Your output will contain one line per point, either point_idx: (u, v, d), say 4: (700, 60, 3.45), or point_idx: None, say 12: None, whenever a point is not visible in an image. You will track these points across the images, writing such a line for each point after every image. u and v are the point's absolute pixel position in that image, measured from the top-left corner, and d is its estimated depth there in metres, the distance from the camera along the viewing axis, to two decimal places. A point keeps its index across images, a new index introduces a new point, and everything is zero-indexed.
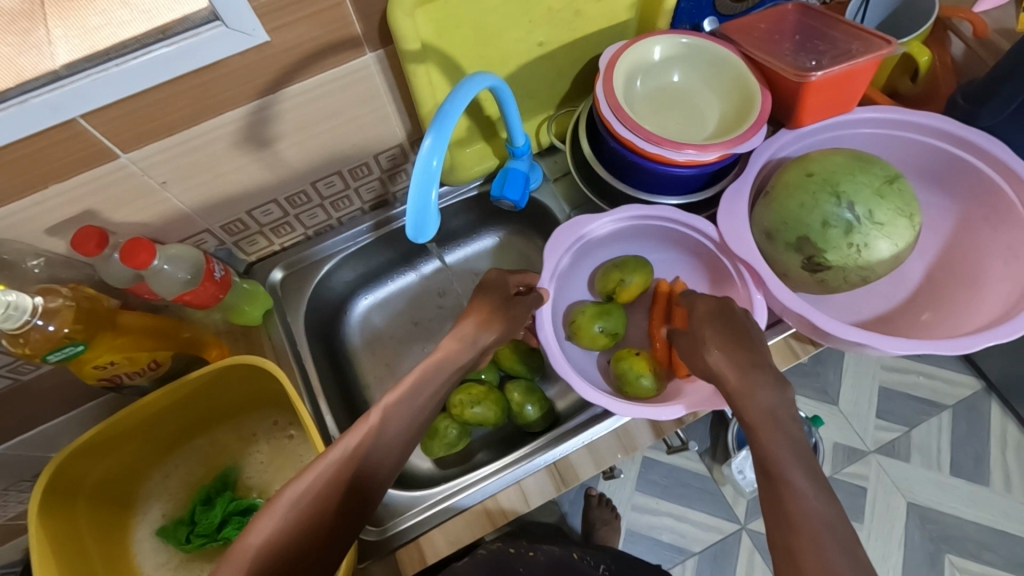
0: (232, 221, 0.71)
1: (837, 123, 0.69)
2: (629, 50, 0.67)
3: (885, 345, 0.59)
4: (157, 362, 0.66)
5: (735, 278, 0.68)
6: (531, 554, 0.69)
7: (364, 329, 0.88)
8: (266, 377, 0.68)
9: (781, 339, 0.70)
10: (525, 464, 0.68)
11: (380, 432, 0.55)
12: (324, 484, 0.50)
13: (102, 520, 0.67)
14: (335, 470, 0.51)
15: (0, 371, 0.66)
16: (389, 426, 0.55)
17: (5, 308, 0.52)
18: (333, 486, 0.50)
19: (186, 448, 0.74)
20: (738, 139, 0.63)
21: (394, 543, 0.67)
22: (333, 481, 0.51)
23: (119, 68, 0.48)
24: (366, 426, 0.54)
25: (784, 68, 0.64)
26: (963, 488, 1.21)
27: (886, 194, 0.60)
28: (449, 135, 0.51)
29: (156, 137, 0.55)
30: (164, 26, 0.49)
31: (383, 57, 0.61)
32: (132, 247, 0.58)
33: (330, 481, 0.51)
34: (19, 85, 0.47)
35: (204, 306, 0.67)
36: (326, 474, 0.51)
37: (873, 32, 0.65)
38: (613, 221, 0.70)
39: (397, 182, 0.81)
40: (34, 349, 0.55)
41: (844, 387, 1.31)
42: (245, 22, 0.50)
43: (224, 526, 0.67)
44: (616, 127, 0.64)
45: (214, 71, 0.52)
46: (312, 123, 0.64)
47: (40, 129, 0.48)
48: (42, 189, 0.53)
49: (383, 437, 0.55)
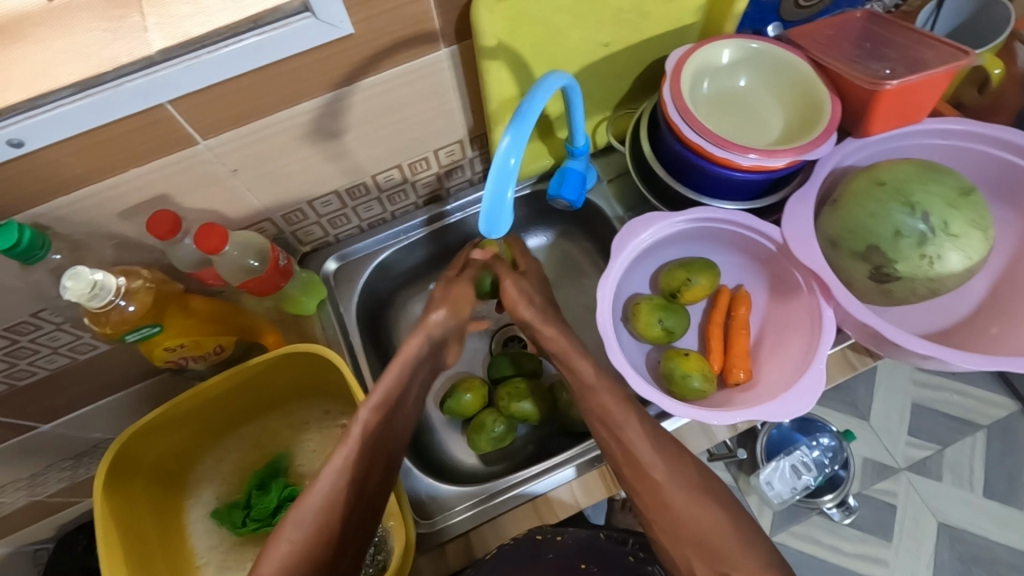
0: (291, 211, 0.71)
1: (905, 133, 0.68)
2: (697, 52, 0.67)
3: (953, 358, 0.57)
4: (221, 346, 0.67)
5: (802, 289, 0.67)
6: (557, 538, 0.63)
7: (407, 323, 0.88)
8: (325, 368, 0.69)
9: (837, 350, 0.70)
10: (576, 464, 0.68)
11: (368, 440, 0.57)
12: (325, 504, 0.54)
13: (158, 500, 0.68)
14: (332, 485, 0.55)
15: (60, 350, 0.67)
16: (373, 438, 0.58)
17: (92, 289, 0.51)
18: (336, 503, 0.54)
19: (238, 432, 0.74)
20: (809, 145, 0.62)
21: (443, 537, 0.67)
22: (333, 501, 0.54)
23: (210, 55, 0.48)
24: (350, 438, 0.57)
25: (857, 75, 0.63)
26: (996, 510, 1.19)
27: (960, 206, 0.59)
28: (529, 132, 0.50)
29: (231, 126, 0.56)
30: (256, 15, 0.50)
31: (456, 52, 0.62)
32: (205, 232, 0.59)
33: (334, 502, 0.54)
34: (114, 70, 0.48)
35: (264, 294, 0.69)
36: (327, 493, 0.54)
37: (948, 42, 0.64)
38: (678, 222, 0.70)
39: (452, 178, 0.81)
40: (114, 328, 0.57)
41: (876, 402, 1.29)
42: (333, 15, 0.50)
43: (277, 511, 0.68)
44: (683, 130, 0.64)
45: (295, 62, 0.53)
46: (378, 117, 0.64)
47: (129, 113, 0.49)
48: (121, 173, 0.55)
49: (376, 443, 0.58)
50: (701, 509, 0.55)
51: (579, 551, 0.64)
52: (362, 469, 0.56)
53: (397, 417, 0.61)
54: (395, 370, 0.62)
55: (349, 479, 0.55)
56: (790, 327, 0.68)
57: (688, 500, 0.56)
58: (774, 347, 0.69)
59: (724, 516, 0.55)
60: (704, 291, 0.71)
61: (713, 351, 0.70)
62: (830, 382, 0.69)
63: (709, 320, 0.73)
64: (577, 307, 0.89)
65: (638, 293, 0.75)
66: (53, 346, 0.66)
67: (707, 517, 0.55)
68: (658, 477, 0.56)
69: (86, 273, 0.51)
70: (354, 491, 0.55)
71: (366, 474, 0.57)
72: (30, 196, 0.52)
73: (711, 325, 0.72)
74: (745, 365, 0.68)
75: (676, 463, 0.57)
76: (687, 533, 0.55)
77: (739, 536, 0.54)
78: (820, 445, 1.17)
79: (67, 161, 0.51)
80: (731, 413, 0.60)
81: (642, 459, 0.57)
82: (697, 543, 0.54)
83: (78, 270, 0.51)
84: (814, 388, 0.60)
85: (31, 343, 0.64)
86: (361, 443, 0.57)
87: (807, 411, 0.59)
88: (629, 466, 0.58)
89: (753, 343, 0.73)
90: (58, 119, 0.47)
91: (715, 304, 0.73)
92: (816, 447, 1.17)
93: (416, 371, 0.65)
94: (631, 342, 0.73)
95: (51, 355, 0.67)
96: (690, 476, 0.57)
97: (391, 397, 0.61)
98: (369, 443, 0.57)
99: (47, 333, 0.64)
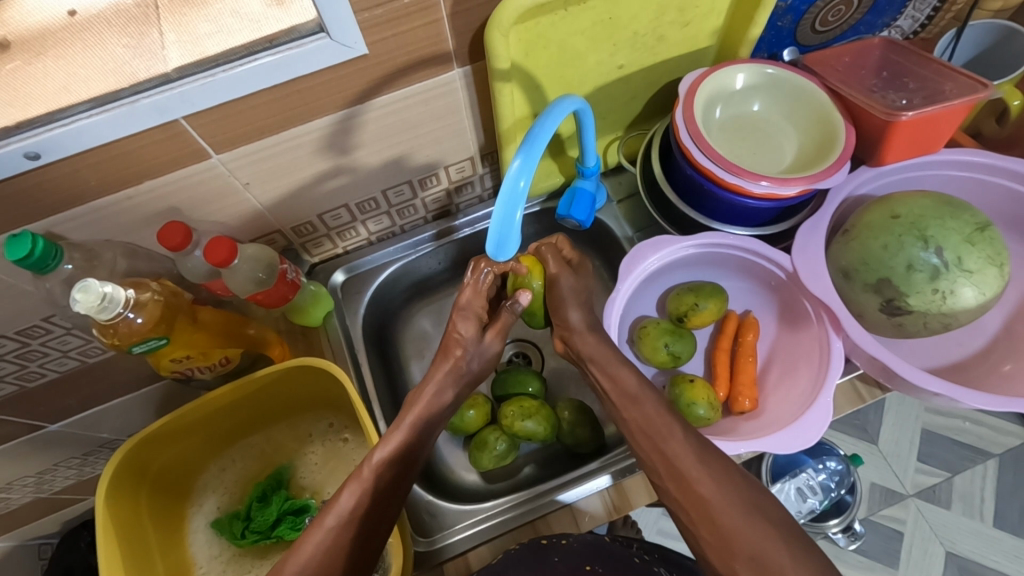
0: (301, 224, 0.72)
1: (921, 163, 0.67)
2: (712, 77, 0.66)
3: (963, 397, 0.56)
4: (227, 358, 0.67)
5: (811, 318, 0.67)
6: (563, 541, 0.60)
7: (412, 335, 0.88)
8: (330, 384, 0.69)
9: (846, 381, 0.69)
10: (578, 487, 0.68)
11: (374, 482, 0.57)
12: (326, 555, 0.52)
13: (161, 508, 0.69)
14: (336, 536, 0.53)
15: (70, 353, 0.68)
16: (386, 483, 0.57)
17: (102, 301, 0.52)
18: (337, 554, 0.53)
19: (243, 442, 0.75)
20: (822, 174, 0.62)
21: (441, 557, 0.66)
22: (332, 550, 0.52)
23: (226, 74, 0.49)
24: (360, 482, 0.56)
25: (873, 105, 0.63)
26: (1006, 542, 1.17)
27: (976, 242, 0.58)
28: (539, 155, 0.49)
29: (244, 141, 0.56)
30: (272, 35, 0.50)
31: (470, 73, 0.62)
32: (214, 244, 0.59)
33: (335, 536, 0.53)
34: (131, 86, 0.49)
35: (273, 306, 0.69)
36: (327, 545, 0.53)
37: (965, 73, 0.64)
38: (687, 248, 0.70)
39: (462, 194, 0.82)
40: (122, 339, 0.57)
41: (886, 427, 1.27)
42: (349, 36, 0.50)
43: (277, 524, 0.68)
44: (695, 155, 0.63)
45: (309, 81, 0.53)
46: (391, 135, 0.64)
47: (145, 129, 0.50)
48: (135, 186, 0.55)
49: (383, 489, 0.57)
50: (757, 525, 0.50)
51: (586, 553, 0.59)
52: (371, 518, 0.55)
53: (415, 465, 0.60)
54: (410, 421, 0.61)
55: (354, 531, 0.54)
56: (798, 357, 0.68)
57: (735, 506, 0.51)
58: (782, 376, 0.69)
59: (786, 547, 0.49)
60: (712, 317, 0.70)
61: (719, 378, 0.69)
62: (838, 413, 0.68)
63: (715, 346, 0.72)
64: None
65: (644, 315, 0.75)
66: (63, 350, 0.67)
67: (752, 524, 0.50)
68: (706, 491, 0.52)
69: (96, 286, 0.51)
70: (356, 539, 0.54)
71: (373, 508, 0.56)
72: (45, 207, 0.53)
73: (718, 351, 0.71)
74: (751, 393, 0.67)
75: (718, 478, 0.53)
76: (739, 551, 0.49)
77: (789, 551, 0.48)
78: (826, 469, 1.15)
79: (82, 174, 0.52)
80: (736, 443, 0.59)
81: (688, 473, 0.54)
82: (749, 559, 0.49)
83: (89, 283, 0.51)
84: (822, 420, 0.59)
85: (42, 346, 0.65)
86: (369, 485, 0.56)
87: (811, 444, 0.59)
88: (674, 481, 0.54)
89: (760, 371, 0.72)
90: (76, 133, 0.48)
91: (722, 330, 0.73)
92: (822, 471, 1.14)
93: (435, 429, 0.64)
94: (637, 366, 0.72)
95: (61, 358, 0.68)
96: (737, 488, 0.53)
97: (410, 443, 0.60)
98: (371, 485, 0.56)
99: (57, 337, 0.65)
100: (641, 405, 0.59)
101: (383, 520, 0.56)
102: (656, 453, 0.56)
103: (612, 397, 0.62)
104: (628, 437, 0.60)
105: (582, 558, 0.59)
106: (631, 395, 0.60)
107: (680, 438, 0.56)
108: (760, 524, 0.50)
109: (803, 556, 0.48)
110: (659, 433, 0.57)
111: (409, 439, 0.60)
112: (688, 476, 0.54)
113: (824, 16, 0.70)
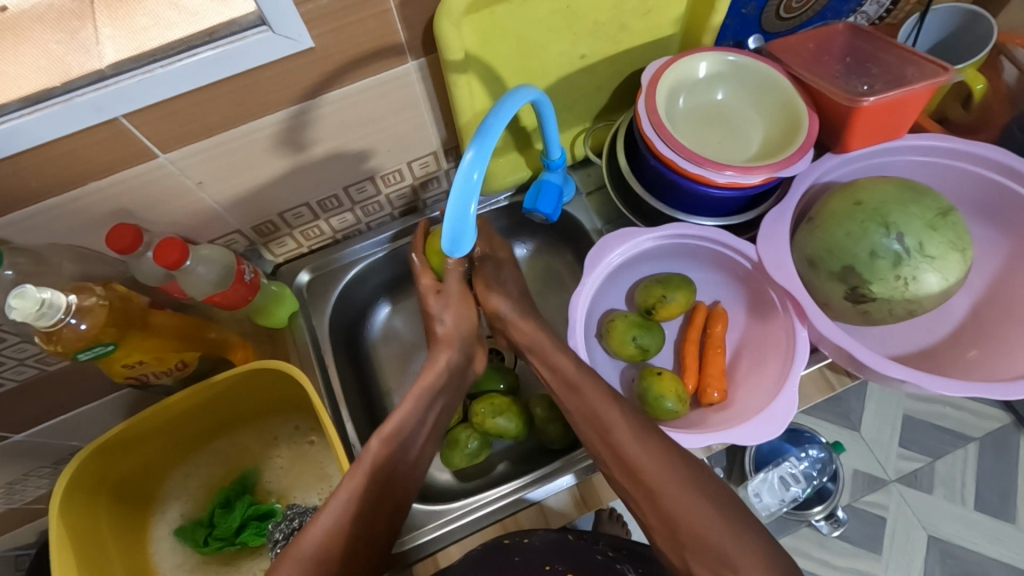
0: (263, 223, 0.70)
1: (885, 149, 0.67)
2: (673, 65, 0.65)
3: (928, 383, 0.56)
4: (184, 362, 0.66)
5: (778, 308, 0.66)
6: (524, 541, 0.60)
7: (384, 334, 0.87)
8: (292, 385, 0.68)
9: (816, 369, 0.68)
10: (547, 484, 0.67)
11: (376, 474, 0.55)
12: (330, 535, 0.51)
13: (121, 517, 0.67)
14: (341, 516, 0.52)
15: (27, 361, 0.66)
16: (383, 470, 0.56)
17: (40, 308, 0.50)
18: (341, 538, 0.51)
19: (207, 448, 0.73)
20: (785, 162, 0.61)
21: (411, 558, 0.65)
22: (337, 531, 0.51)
23: (165, 69, 0.47)
24: (361, 468, 0.55)
25: (836, 91, 0.62)
26: (987, 524, 1.18)
27: (938, 227, 0.58)
28: (492, 147, 0.48)
29: (193, 139, 0.55)
30: (212, 28, 0.49)
31: (425, 65, 0.60)
32: (165, 246, 0.57)
33: (342, 525, 0.51)
34: (64, 83, 0.47)
35: (233, 308, 0.67)
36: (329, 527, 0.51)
37: (928, 57, 0.63)
38: (652, 240, 0.69)
39: (428, 189, 0.80)
40: (66, 347, 0.55)
41: (867, 414, 1.27)
42: (294, 29, 0.49)
43: (241, 530, 0.67)
44: (657, 145, 0.62)
45: (255, 76, 0.52)
46: (349, 129, 0.63)
47: (83, 127, 0.48)
48: (80, 187, 0.53)
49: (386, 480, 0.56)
50: (697, 503, 0.50)
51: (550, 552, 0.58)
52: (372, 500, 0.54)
53: (410, 450, 0.59)
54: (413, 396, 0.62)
55: (353, 514, 0.52)
56: (767, 348, 0.67)
57: (694, 498, 0.51)
58: (750, 366, 0.68)
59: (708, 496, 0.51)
60: (680, 308, 0.70)
61: (688, 370, 0.69)
62: (806, 402, 0.68)
63: (685, 338, 0.71)
64: (558, 321, 0.87)
65: (613, 309, 0.74)
66: (20, 358, 0.65)
67: (679, 488, 0.51)
68: (630, 454, 0.54)
69: (33, 292, 0.50)
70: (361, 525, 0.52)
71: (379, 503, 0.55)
72: None
73: (687, 343, 0.71)
74: (720, 384, 0.67)
75: (649, 448, 0.54)
76: (689, 537, 0.49)
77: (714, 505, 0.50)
78: (809, 457, 1.14)
79: (22, 176, 0.50)
80: (702, 436, 0.59)
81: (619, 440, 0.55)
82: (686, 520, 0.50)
83: (25, 288, 0.49)
84: (788, 411, 0.58)
85: None
86: (371, 472, 0.55)
87: (777, 435, 0.58)
88: (626, 475, 0.54)
89: (729, 362, 0.71)
90: (9, 134, 0.46)
91: (691, 321, 0.72)
92: (805, 459, 1.14)
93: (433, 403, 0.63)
94: (606, 360, 0.71)
95: (18, 367, 0.66)
96: (676, 460, 0.53)
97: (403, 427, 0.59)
98: (377, 474, 0.55)
99: (13, 345, 0.63)
100: (581, 394, 0.59)
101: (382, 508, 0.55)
102: (598, 438, 0.57)
103: (554, 387, 0.62)
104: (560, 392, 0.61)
105: (546, 554, 0.58)
106: (571, 378, 0.60)
107: (616, 412, 0.56)
108: (689, 487, 0.51)
109: (746, 535, 0.48)
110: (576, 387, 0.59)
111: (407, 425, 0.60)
112: (624, 454, 0.54)
113: (788, 2, 0.69)
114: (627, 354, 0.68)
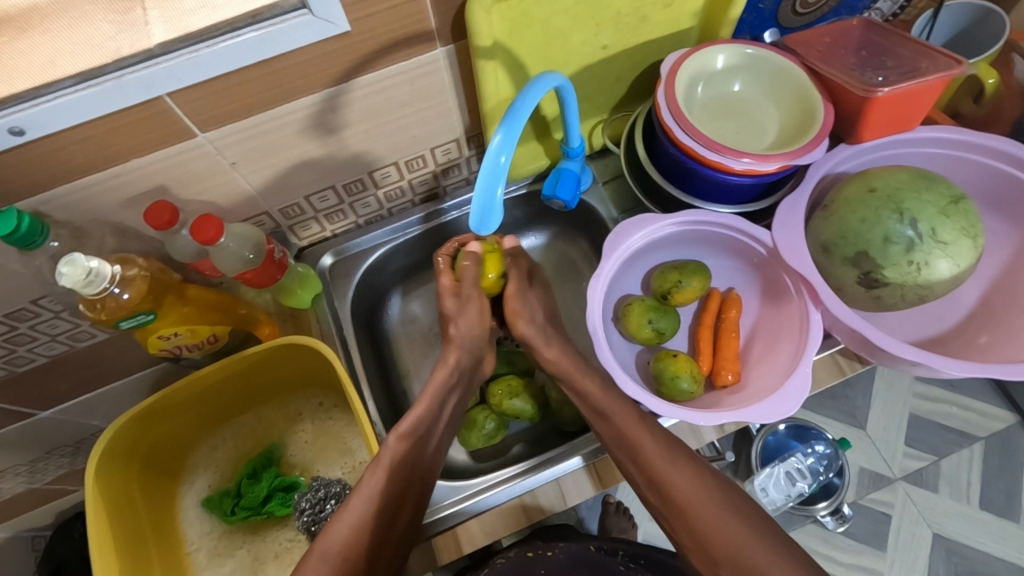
0: (290, 206, 0.72)
1: (896, 141, 0.69)
2: (693, 56, 0.67)
3: (940, 365, 0.57)
4: (216, 336, 0.68)
5: (792, 293, 0.68)
6: (548, 554, 0.66)
7: (403, 319, 0.89)
8: (317, 361, 0.70)
9: (827, 354, 0.70)
10: (565, 462, 0.68)
11: (399, 470, 0.57)
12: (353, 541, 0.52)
13: (150, 484, 0.70)
14: (365, 522, 0.54)
15: (59, 337, 0.68)
16: (404, 466, 0.57)
17: (88, 275, 0.52)
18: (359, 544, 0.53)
19: (233, 422, 0.76)
20: (800, 150, 0.63)
21: (431, 531, 0.66)
22: (361, 530, 0.53)
23: (210, 49, 0.49)
24: (381, 467, 0.57)
25: (851, 82, 0.64)
26: (993, 523, 1.19)
27: (950, 214, 0.60)
28: (520, 131, 0.50)
29: (230, 119, 0.57)
30: (255, 11, 0.51)
31: (453, 52, 0.62)
32: (202, 223, 0.59)
33: (365, 524, 0.54)
34: (115, 61, 0.49)
35: (261, 287, 0.70)
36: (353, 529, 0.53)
37: (943, 52, 0.65)
38: (670, 226, 0.71)
39: (449, 176, 0.82)
40: (109, 315, 0.58)
41: (873, 411, 1.29)
42: (332, 12, 0.51)
43: (267, 500, 0.70)
44: (676, 133, 0.64)
45: (292, 59, 0.54)
46: (378, 113, 0.65)
47: (129, 104, 0.50)
48: (122, 164, 0.56)
49: (406, 479, 0.57)
50: (717, 506, 0.53)
51: (573, 564, 0.66)
52: (393, 499, 0.56)
53: (428, 443, 0.61)
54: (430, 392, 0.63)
55: (375, 510, 0.55)
56: (780, 332, 0.69)
57: (714, 502, 0.53)
58: (763, 351, 0.70)
59: (723, 498, 0.54)
60: (695, 293, 0.71)
61: (703, 353, 0.71)
62: (818, 385, 0.69)
63: (699, 322, 0.73)
64: (573, 308, 0.88)
65: (628, 294, 0.75)
66: (52, 333, 0.67)
67: (704, 496, 0.54)
68: (647, 455, 0.56)
69: (82, 260, 0.52)
70: (383, 521, 0.55)
71: (398, 492, 0.56)
72: (31, 184, 0.53)
73: (701, 328, 0.73)
74: (733, 367, 0.69)
75: (673, 459, 0.56)
76: (710, 541, 0.51)
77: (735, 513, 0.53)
78: (815, 453, 1.17)
79: (68, 151, 0.52)
80: (715, 415, 0.60)
81: (644, 454, 0.56)
82: (709, 529, 0.52)
83: (75, 256, 0.51)
84: (800, 391, 0.60)
85: (32, 329, 0.65)
86: (392, 469, 0.57)
87: (790, 415, 0.60)
88: (655, 495, 0.56)
89: (742, 347, 0.73)
90: (60, 108, 0.48)
91: (706, 306, 0.74)
92: (810, 454, 1.17)
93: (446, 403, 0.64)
94: (622, 343, 0.73)
95: (50, 342, 0.68)
96: (699, 470, 0.56)
97: (420, 425, 0.60)
98: (399, 473, 0.57)
99: (45, 320, 0.65)
100: (610, 418, 0.59)
101: (404, 505, 0.57)
102: (631, 464, 0.58)
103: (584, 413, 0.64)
104: (589, 418, 0.63)
105: (569, 567, 0.66)
106: (599, 405, 0.61)
107: (645, 435, 0.57)
108: (707, 494, 0.54)
109: (778, 552, 0.50)
110: (603, 411, 0.60)
111: (424, 424, 0.61)
112: (645, 459, 0.56)
113: None
114: (645, 339, 0.70)
